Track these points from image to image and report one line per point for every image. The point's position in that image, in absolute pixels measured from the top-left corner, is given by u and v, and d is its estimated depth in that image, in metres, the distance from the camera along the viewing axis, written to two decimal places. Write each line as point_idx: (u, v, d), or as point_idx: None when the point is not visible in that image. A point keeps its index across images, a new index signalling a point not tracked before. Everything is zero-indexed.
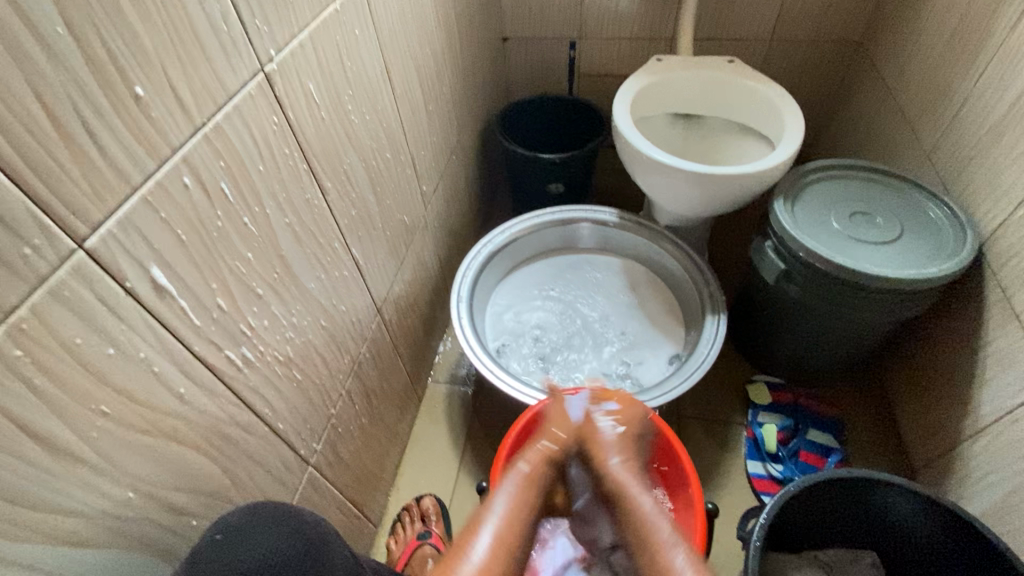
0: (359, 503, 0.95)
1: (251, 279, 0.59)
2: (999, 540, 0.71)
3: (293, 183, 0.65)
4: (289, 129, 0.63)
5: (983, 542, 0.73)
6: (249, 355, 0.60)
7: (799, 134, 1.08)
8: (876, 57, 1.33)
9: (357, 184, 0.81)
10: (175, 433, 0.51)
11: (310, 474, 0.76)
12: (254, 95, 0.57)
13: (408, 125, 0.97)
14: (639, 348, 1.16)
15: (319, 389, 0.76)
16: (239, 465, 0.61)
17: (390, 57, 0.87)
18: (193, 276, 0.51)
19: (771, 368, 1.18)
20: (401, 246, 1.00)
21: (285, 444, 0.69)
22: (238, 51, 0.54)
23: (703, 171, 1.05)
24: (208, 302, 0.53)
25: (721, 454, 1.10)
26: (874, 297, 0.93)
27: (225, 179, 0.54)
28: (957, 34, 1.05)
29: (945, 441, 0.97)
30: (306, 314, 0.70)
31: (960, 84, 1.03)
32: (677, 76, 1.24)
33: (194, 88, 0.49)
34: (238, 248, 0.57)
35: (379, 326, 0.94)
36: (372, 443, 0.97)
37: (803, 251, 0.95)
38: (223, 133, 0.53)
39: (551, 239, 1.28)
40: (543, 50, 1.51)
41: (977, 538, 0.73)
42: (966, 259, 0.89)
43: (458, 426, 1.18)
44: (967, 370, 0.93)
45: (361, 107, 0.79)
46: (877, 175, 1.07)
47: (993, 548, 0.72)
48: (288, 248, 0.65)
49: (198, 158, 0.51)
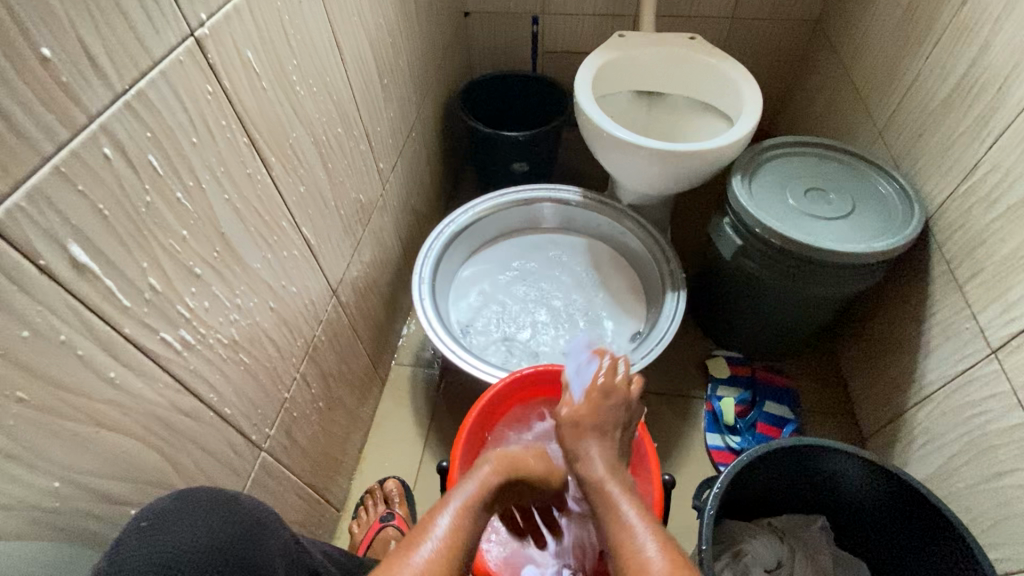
0: (320, 488, 0.93)
1: (187, 258, 0.56)
2: (938, 502, 0.75)
3: (233, 158, 0.62)
4: (226, 100, 0.60)
5: (925, 504, 0.76)
6: (189, 337, 0.58)
7: (757, 111, 1.09)
8: (832, 36, 1.35)
9: (305, 160, 0.78)
10: (106, 420, 0.49)
11: (262, 460, 0.74)
12: (184, 62, 0.54)
13: (362, 100, 0.93)
14: (603, 326, 1.17)
15: (270, 373, 0.74)
16: (183, 451, 0.59)
17: (339, 27, 0.83)
18: (119, 254, 0.48)
19: (731, 343, 1.20)
20: (357, 225, 0.97)
21: (233, 430, 0.67)
22: (163, 13, 0.51)
23: (664, 148, 1.05)
24: (138, 281, 0.51)
25: (681, 428, 1.12)
26: (826, 271, 0.96)
27: (153, 152, 0.51)
28: (908, 13, 1.07)
29: (891, 408, 1.01)
30: (251, 295, 0.68)
31: (911, 62, 1.05)
32: (639, 53, 1.23)
33: (112, 51, 0.46)
34: (171, 225, 0.54)
35: (335, 308, 0.92)
36: (332, 427, 0.95)
37: (758, 227, 0.96)
38: (149, 102, 0.50)
39: (515, 218, 1.27)
40: (505, 25, 1.48)
41: (920, 501, 0.77)
42: (913, 233, 0.92)
43: (422, 409, 1.17)
44: (913, 340, 0.97)
45: (307, 80, 0.76)
46: (832, 151, 1.09)
47: (933, 509, 0.75)
48: (228, 226, 0.62)
49: (120, 127, 0.47)
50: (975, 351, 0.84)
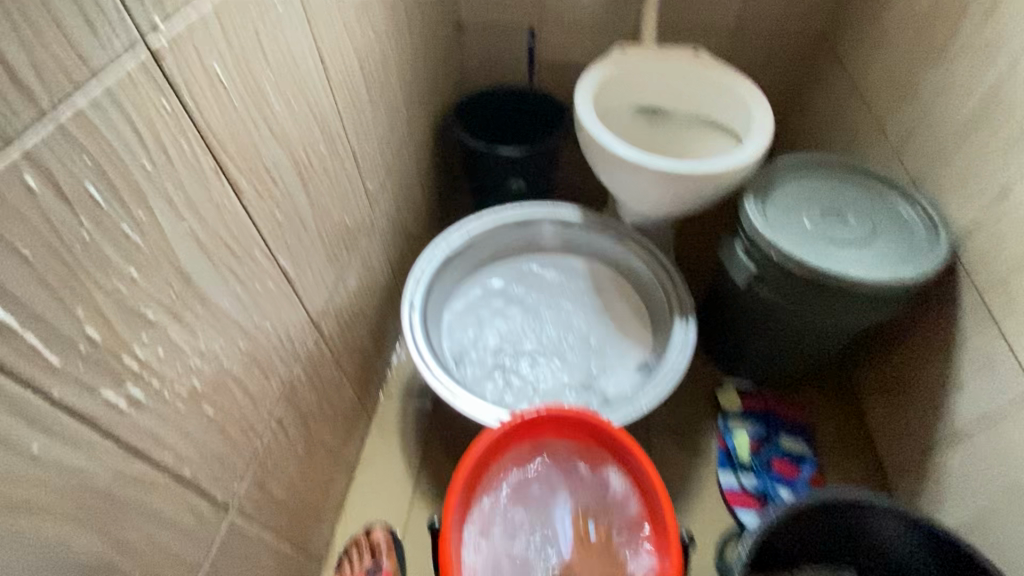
0: (299, 541, 0.84)
1: (136, 301, 0.48)
2: (986, 561, 0.67)
3: (195, 183, 0.54)
4: (187, 117, 0.53)
5: (970, 563, 0.69)
6: (138, 393, 0.49)
7: (768, 129, 1.03)
8: (840, 50, 1.30)
9: (282, 182, 0.70)
10: (27, 503, 0.40)
11: (231, 522, 0.65)
12: (134, 75, 0.46)
13: (347, 116, 0.86)
14: (606, 356, 1.10)
15: (239, 422, 0.65)
16: (130, 526, 0.50)
17: (322, 37, 0.76)
18: (45, 303, 0.40)
19: (742, 373, 1.13)
20: (341, 251, 0.89)
21: (195, 493, 0.58)
22: (107, 18, 0.43)
23: (671, 167, 0.99)
24: (71, 334, 0.42)
25: (692, 465, 1.05)
26: (848, 299, 0.89)
27: (94, 180, 0.43)
28: (924, 27, 1.02)
29: (918, 447, 0.94)
30: (216, 338, 0.59)
31: (928, 78, 1.00)
32: (643, 67, 1.17)
33: (37, 62, 0.38)
34: (117, 264, 0.46)
35: (317, 343, 0.84)
36: (312, 473, 0.86)
37: (775, 253, 0.90)
38: (88, 122, 0.42)
39: (512, 240, 1.19)
40: (500, 38, 1.42)
41: (964, 559, 0.69)
42: (940, 260, 0.86)
43: (413, 446, 1.08)
44: (941, 374, 0.90)
45: (285, 94, 0.69)
46: (848, 172, 1.03)
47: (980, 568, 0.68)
48: (189, 260, 0.54)
49: (48, 153, 0.40)
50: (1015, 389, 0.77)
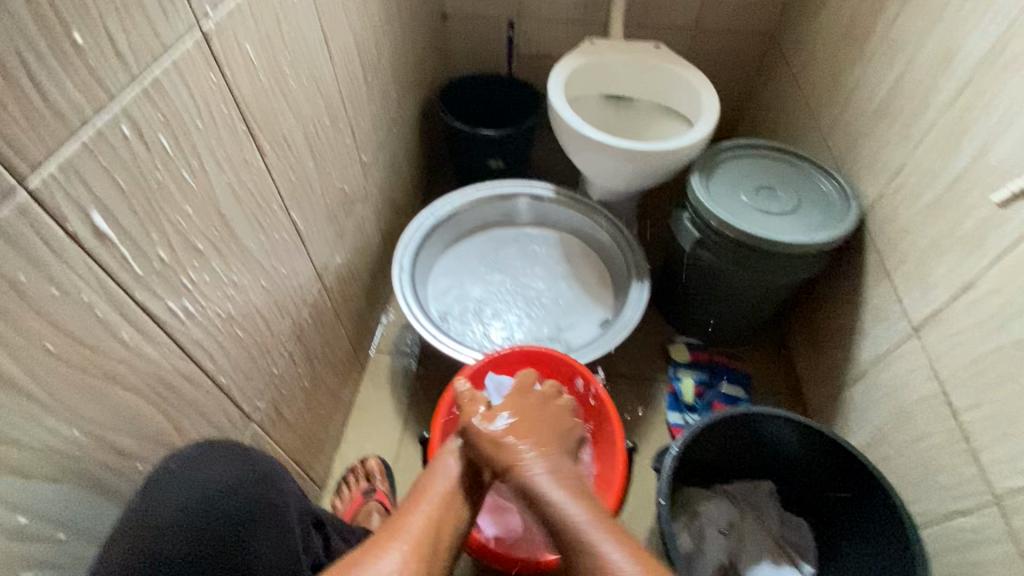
0: (304, 463, 0.98)
1: (191, 233, 0.61)
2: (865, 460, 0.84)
3: (232, 142, 0.67)
4: (227, 88, 0.65)
5: (853, 462, 0.86)
6: (192, 308, 0.62)
7: (714, 115, 1.18)
8: (785, 48, 1.46)
9: (295, 148, 0.82)
10: (119, 378, 0.53)
11: (253, 430, 0.78)
12: (192, 52, 0.58)
13: (347, 95, 0.99)
14: (573, 314, 1.24)
15: (261, 347, 0.78)
16: (184, 415, 0.63)
17: (328, 25, 0.89)
18: (133, 224, 0.53)
19: (691, 330, 1.29)
20: (341, 214, 1.02)
21: (228, 399, 0.71)
22: (175, 6, 0.55)
23: (630, 147, 1.13)
24: (149, 252, 0.55)
25: (645, 407, 1.21)
26: (774, 260, 1.05)
27: (164, 133, 0.55)
28: (848, 29, 1.19)
29: (832, 387, 1.12)
30: (245, 273, 0.72)
31: (850, 74, 1.16)
32: (609, 59, 1.31)
33: (131, 39, 0.50)
34: (178, 201, 0.58)
35: (320, 292, 0.97)
36: (316, 406, 0.99)
37: (714, 220, 1.06)
38: (162, 87, 0.54)
39: (491, 212, 1.33)
40: (482, 29, 1.55)
41: (849, 460, 0.86)
42: (849, 226, 1.03)
43: (401, 392, 1.22)
44: (851, 323, 1.07)
45: (299, 73, 0.81)
46: (781, 154, 1.19)
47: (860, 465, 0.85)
48: (227, 206, 0.67)
49: (137, 109, 0.52)
50: (900, 330, 0.94)
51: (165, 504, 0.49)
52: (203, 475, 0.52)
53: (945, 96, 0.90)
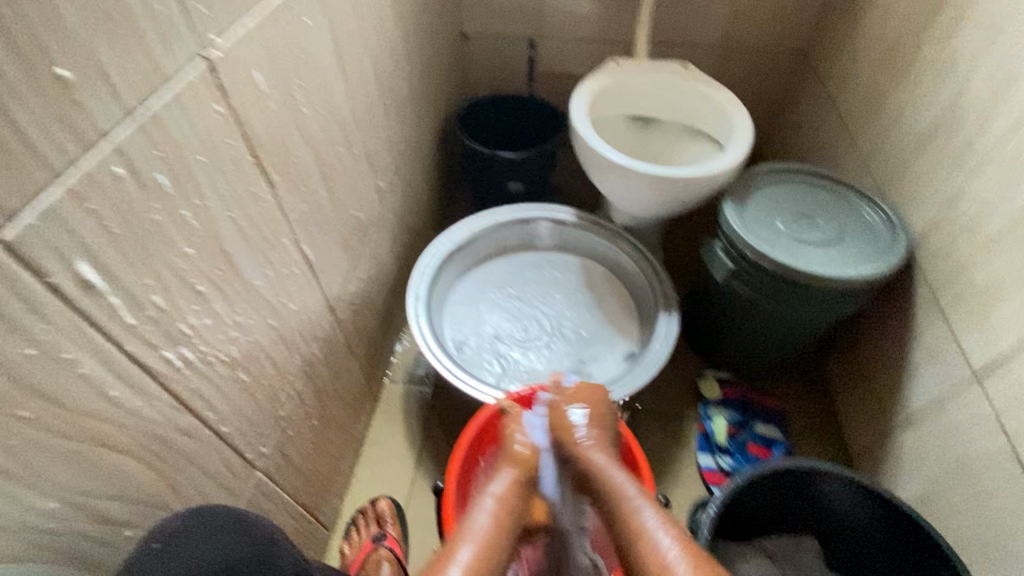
0: (312, 507, 0.92)
1: (190, 275, 0.56)
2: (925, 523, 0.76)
3: (238, 175, 0.62)
4: (234, 118, 0.61)
5: (910, 523, 0.78)
6: (189, 355, 0.57)
7: (748, 138, 1.12)
8: (819, 67, 1.40)
9: (307, 178, 0.78)
10: (105, 438, 0.48)
11: (256, 479, 0.73)
12: (195, 83, 0.54)
13: (363, 118, 0.95)
14: (596, 346, 1.18)
15: (267, 391, 0.73)
16: (180, 471, 0.58)
17: (343, 49, 0.85)
18: (125, 270, 0.48)
19: (722, 365, 1.22)
20: (355, 242, 0.98)
21: (229, 448, 0.66)
22: (178, 34, 0.52)
23: (659, 172, 1.07)
24: (142, 299, 0.50)
25: (674, 448, 1.13)
26: (814, 295, 0.98)
27: (163, 171, 0.51)
28: (892, 47, 1.12)
29: (878, 431, 1.03)
30: (250, 313, 0.67)
31: (894, 94, 1.09)
32: (634, 78, 1.26)
33: (126, 71, 0.46)
34: (177, 243, 0.54)
35: (332, 325, 0.92)
36: (325, 445, 0.94)
37: (750, 251, 0.99)
38: (160, 121, 0.50)
39: (510, 237, 1.28)
40: (501, 48, 1.52)
41: (906, 522, 0.78)
42: (898, 259, 0.95)
43: (415, 427, 1.16)
44: (899, 363, 0.99)
45: (312, 100, 0.77)
46: (820, 180, 1.12)
47: (919, 529, 0.76)
48: (232, 243, 0.63)
49: (132, 146, 0.48)
50: (958, 375, 0.86)
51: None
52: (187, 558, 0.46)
53: (1007, 120, 0.83)
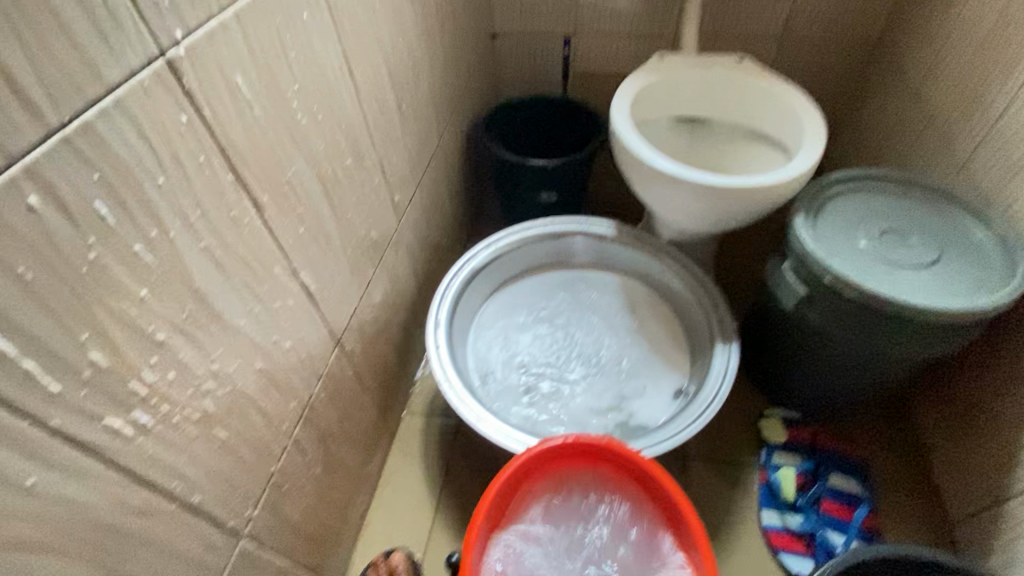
0: (315, 565, 0.82)
1: (147, 322, 0.46)
2: None
3: (213, 199, 0.52)
4: (207, 131, 0.51)
5: None
6: (145, 419, 0.47)
7: (821, 141, 0.96)
8: (900, 56, 1.22)
9: (306, 197, 0.68)
10: (19, 539, 0.38)
11: (242, 548, 0.63)
12: (150, 88, 0.44)
13: (376, 126, 0.84)
14: (640, 380, 1.03)
15: (255, 445, 0.63)
16: (134, 558, 0.48)
17: (352, 49, 0.75)
18: (45, 324, 0.38)
19: (787, 402, 1.05)
20: (367, 265, 0.87)
21: (205, 519, 0.56)
22: (123, 28, 0.42)
23: (715, 182, 0.92)
24: (73, 359, 0.40)
25: (731, 502, 0.97)
26: (909, 328, 0.81)
27: (103, 198, 0.41)
28: (999, 29, 0.94)
29: (988, 493, 0.85)
30: (232, 358, 0.57)
31: (1005, 85, 0.91)
32: (684, 74, 1.12)
33: (44, 74, 0.36)
34: (125, 285, 0.44)
35: (339, 359, 0.82)
36: (331, 494, 0.84)
37: (829, 275, 0.82)
38: (98, 137, 0.40)
39: (543, 254, 1.16)
40: (535, 47, 1.40)
41: None
42: (1018, 287, 0.77)
43: (436, 467, 1.05)
44: (1018, 413, 0.81)
45: (312, 107, 0.67)
46: (909, 189, 0.95)
47: None
48: (205, 278, 0.52)
49: (55, 171, 0.38)
50: None
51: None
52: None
53: None
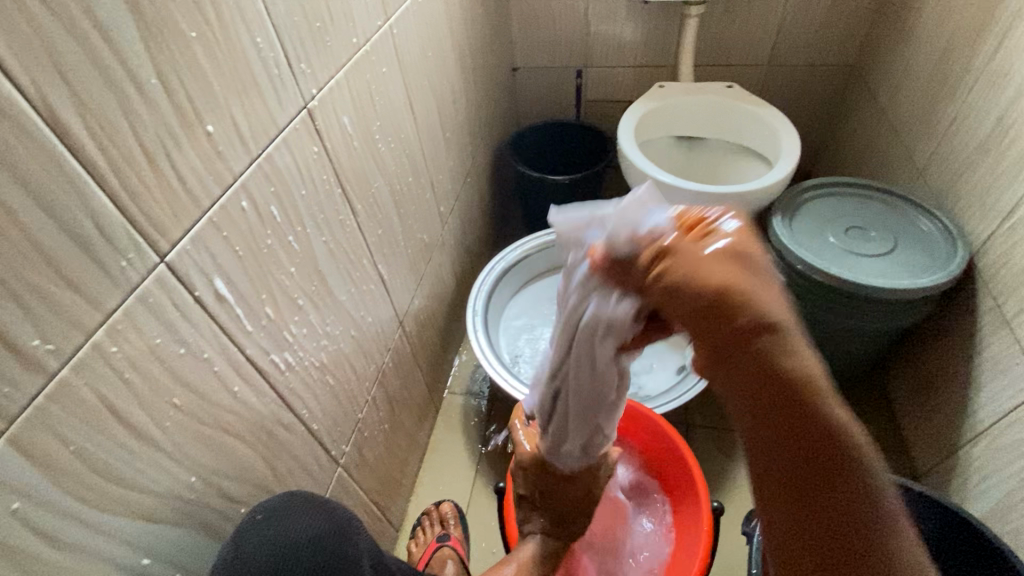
0: (383, 506, 1.00)
1: (293, 291, 0.66)
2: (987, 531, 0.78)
3: (330, 205, 0.72)
4: (327, 157, 0.71)
5: (974, 532, 0.79)
6: (290, 359, 0.67)
7: (795, 154, 1.14)
8: (870, 79, 1.40)
9: (383, 206, 0.88)
10: (228, 427, 0.57)
11: (339, 475, 0.82)
12: (299, 128, 0.65)
13: (428, 150, 1.05)
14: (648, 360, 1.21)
15: (349, 394, 0.82)
16: (280, 460, 0.67)
17: (413, 90, 0.96)
18: (246, 285, 0.58)
19: None
20: (421, 262, 1.07)
21: (319, 444, 0.75)
22: (287, 89, 0.62)
23: (705, 190, 1.11)
24: (258, 310, 0.60)
25: (729, 462, 1.14)
26: (868, 306, 0.98)
27: (274, 203, 0.61)
28: (944, 57, 1.12)
29: (945, 445, 1.01)
30: (337, 324, 0.77)
31: (949, 104, 1.09)
32: (680, 100, 1.31)
33: (251, 122, 0.57)
34: (284, 263, 0.64)
35: (401, 337, 1.01)
36: (394, 449, 1.02)
37: (800, 264, 1.00)
38: (273, 161, 0.61)
39: (562, 255, 1.35)
40: (551, 78, 1.61)
41: (969, 529, 0.80)
42: (957, 269, 0.94)
43: (474, 436, 1.23)
44: (965, 374, 0.96)
45: (387, 137, 0.87)
46: (872, 192, 1.13)
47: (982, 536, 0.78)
48: (324, 263, 0.72)
49: (254, 185, 0.58)
50: None
51: (252, 546, 0.51)
52: (294, 526, 0.54)
53: None
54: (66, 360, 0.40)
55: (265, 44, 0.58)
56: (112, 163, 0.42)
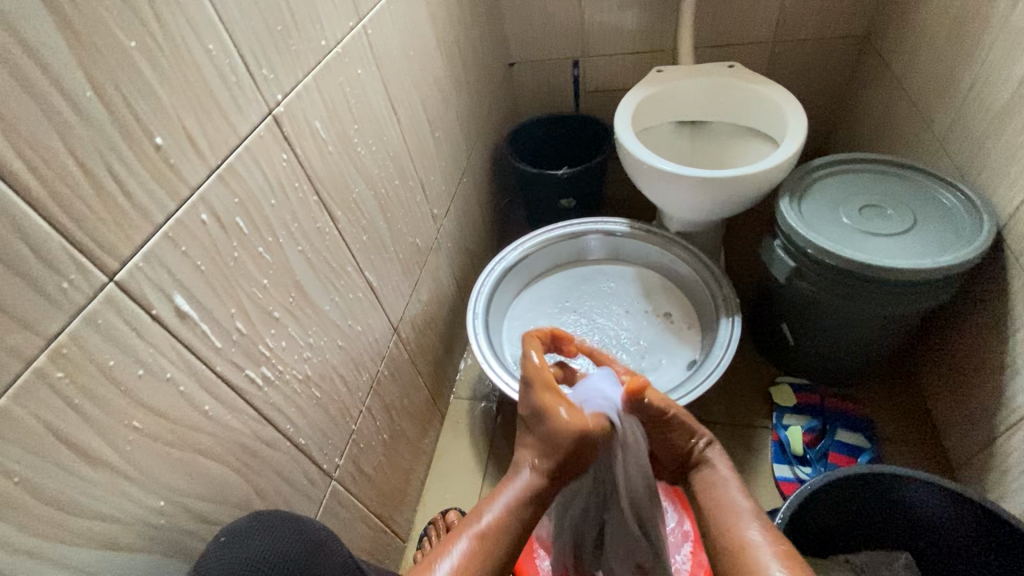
0: (386, 517, 0.98)
1: (267, 303, 0.64)
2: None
3: (305, 214, 0.70)
4: (299, 164, 0.69)
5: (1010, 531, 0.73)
6: (269, 373, 0.65)
7: (802, 132, 1.08)
8: (884, 49, 1.32)
9: (367, 211, 0.86)
10: (201, 447, 0.56)
11: (333, 488, 0.80)
12: (264, 137, 0.63)
13: (416, 152, 1.03)
14: (657, 356, 1.16)
15: (339, 406, 0.80)
16: (263, 477, 0.65)
17: (395, 92, 0.94)
18: (212, 301, 0.56)
19: (795, 370, 1.16)
20: (414, 266, 1.05)
21: (308, 459, 0.73)
22: (248, 97, 0.60)
23: (707, 175, 1.06)
24: (228, 326, 0.58)
25: (748, 460, 1.08)
26: (887, 289, 0.92)
27: (240, 215, 0.60)
28: (960, 18, 1.04)
29: (981, 435, 0.93)
30: (321, 335, 0.75)
31: (967, 68, 1.01)
32: (679, 83, 1.26)
33: (208, 133, 0.55)
34: (254, 275, 0.62)
35: (397, 344, 0.99)
36: (396, 458, 1.00)
37: (811, 248, 0.94)
38: (236, 171, 0.59)
39: (564, 252, 1.31)
40: (548, 71, 1.57)
41: (1004, 528, 0.74)
42: (983, 245, 0.87)
43: (481, 441, 1.20)
44: (998, 359, 0.89)
45: (367, 141, 0.85)
46: (888, 167, 1.06)
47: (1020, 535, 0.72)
48: (302, 273, 0.70)
49: (215, 197, 0.56)
50: None
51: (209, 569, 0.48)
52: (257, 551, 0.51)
53: None
54: (4, 389, 0.39)
55: (218, 52, 0.56)
56: (47, 185, 0.41)
